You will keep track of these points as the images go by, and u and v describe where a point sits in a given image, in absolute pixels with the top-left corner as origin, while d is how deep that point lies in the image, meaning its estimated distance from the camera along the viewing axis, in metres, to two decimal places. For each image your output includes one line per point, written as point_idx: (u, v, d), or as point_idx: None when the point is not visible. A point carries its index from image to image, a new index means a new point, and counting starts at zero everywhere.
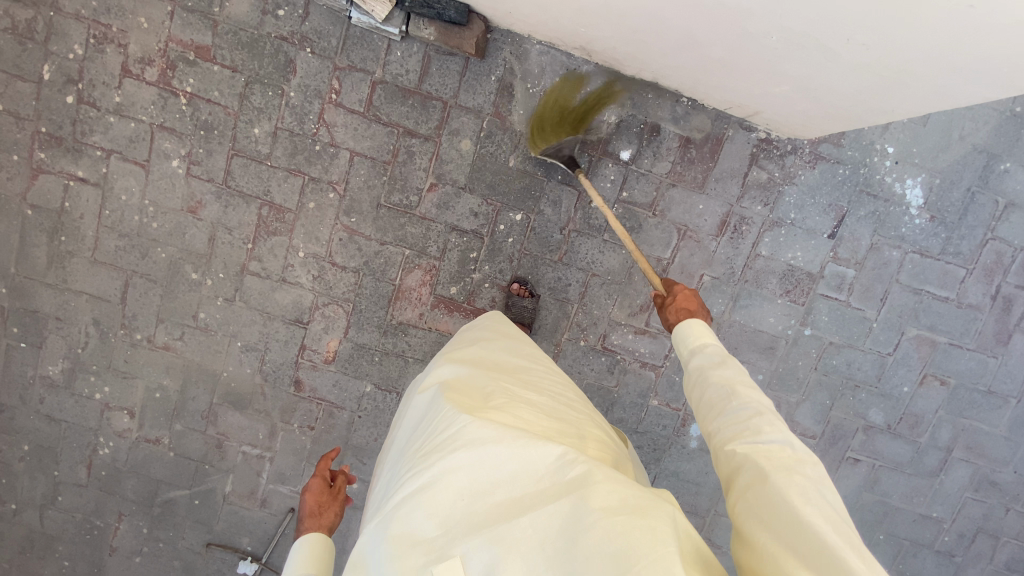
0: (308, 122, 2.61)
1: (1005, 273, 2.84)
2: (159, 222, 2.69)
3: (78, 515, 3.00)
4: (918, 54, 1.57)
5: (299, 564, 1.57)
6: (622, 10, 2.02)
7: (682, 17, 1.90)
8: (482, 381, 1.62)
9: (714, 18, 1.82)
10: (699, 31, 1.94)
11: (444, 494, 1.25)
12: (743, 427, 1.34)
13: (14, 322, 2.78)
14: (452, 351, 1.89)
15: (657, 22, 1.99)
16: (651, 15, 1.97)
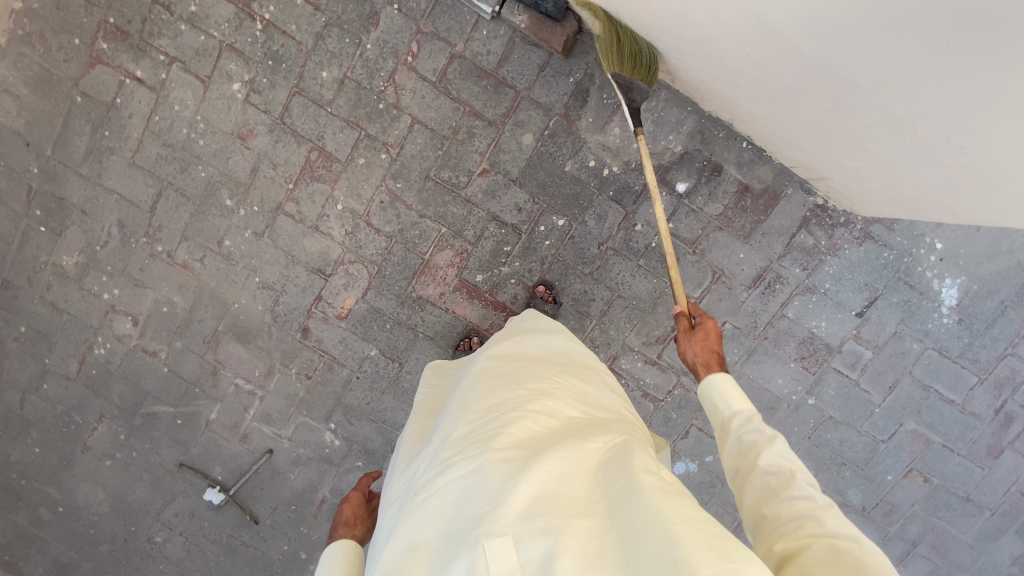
0: (377, 79, 2.56)
1: (1014, 390, 2.86)
2: (206, 141, 2.65)
3: (59, 407, 3.00)
4: (1008, 169, 1.55)
5: (332, 573, 1.59)
6: (723, 45, 1.98)
7: (785, 69, 1.86)
8: (526, 375, 1.59)
9: (816, 79, 1.78)
10: (795, 87, 1.91)
11: (489, 475, 1.18)
12: (802, 517, 1.20)
13: (38, 204, 2.74)
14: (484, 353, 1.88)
15: (756, 66, 1.96)
16: (751, 58, 1.93)
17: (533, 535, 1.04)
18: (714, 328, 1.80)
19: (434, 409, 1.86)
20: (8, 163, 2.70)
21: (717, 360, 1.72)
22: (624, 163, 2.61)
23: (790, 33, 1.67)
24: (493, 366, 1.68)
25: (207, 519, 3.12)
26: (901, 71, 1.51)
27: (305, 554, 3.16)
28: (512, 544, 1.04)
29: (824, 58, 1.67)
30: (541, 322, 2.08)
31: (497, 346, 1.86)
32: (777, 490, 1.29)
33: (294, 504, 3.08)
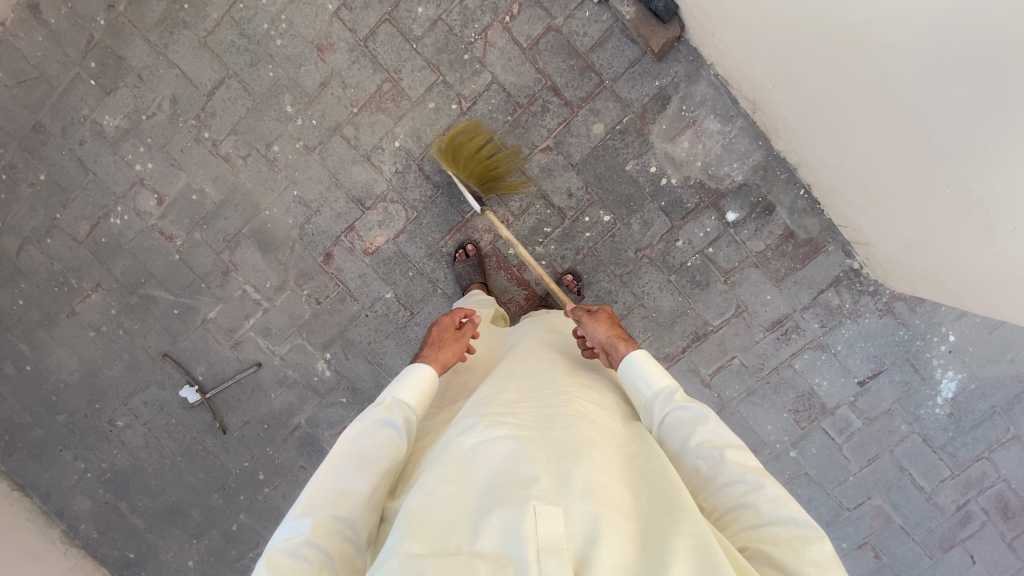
0: (470, 29, 2.54)
1: (980, 492, 2.88)
2: (284, 43, 2.60)
3: (57, 265, 2.91)
4: None
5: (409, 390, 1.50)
6: (826, 83, 1.98)
7: (880, 126, 1.87)
8: (571, 376, 1.65)
9: (909, 142, 1.80)
10: (883, 145, 1.92)
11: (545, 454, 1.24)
12: (738, 507, 1.24)
13: (94, 57, 2.65)
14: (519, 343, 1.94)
15: (845, 126, 2.03)
16: (845, 114, 1.98)
17: (587, 516, 1.09)
18: (608, 310, 1.89)
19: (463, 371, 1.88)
20: (75, 7, 2.62)
21: (623, 331, 1.76)
22: (683, 177, 2.63)
23: (904, 88, 1.66)
24: (540, 356, 1.73)
25: (175, 416, 3.07)
26: (997, 149, 1.50)
27: (263, 476, 3.11)
28: (566, 517, 1.08)
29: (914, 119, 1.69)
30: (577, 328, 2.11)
31: (535, 337, 1.93)
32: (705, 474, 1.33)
33: (267, 423, 3.04)
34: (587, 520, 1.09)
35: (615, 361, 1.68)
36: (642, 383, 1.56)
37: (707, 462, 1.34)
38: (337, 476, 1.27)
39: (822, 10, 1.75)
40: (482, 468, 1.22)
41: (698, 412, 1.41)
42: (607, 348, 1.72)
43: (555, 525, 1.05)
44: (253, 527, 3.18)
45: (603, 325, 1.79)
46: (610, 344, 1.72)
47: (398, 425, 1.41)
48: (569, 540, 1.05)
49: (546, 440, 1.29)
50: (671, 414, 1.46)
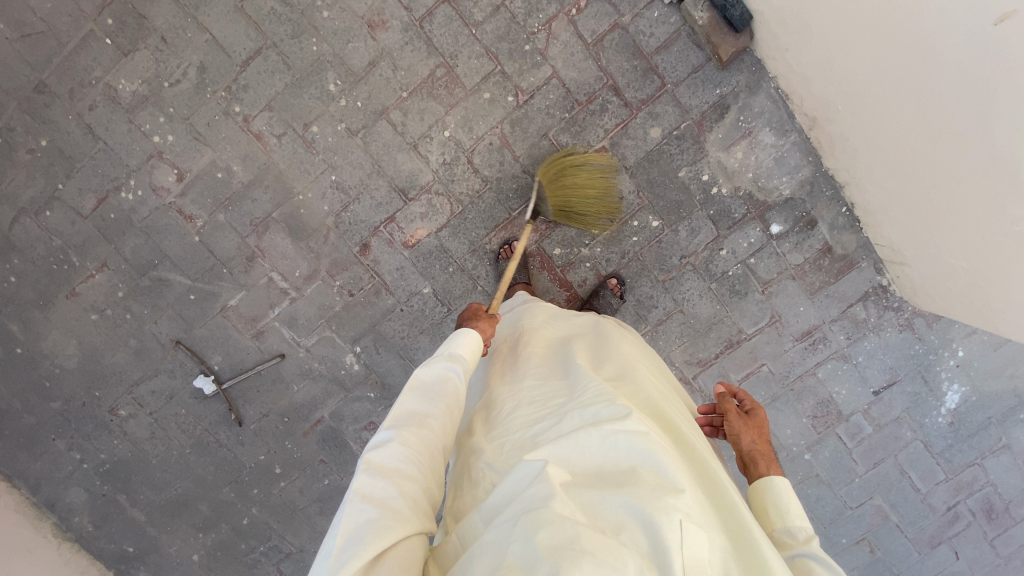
0: (533, 19, 2.43)
1: (969, 495, 3.12)
2: (331, 16, 2.42)
3: (56, 241, 2.65)
4: None
5: (460, 345, 1.64)
6: (886, 117, 2.10)
7: (958, 154, 1.89)
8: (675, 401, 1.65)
9: (965, 173, 1.91)
10: (943, 170, 2.00)
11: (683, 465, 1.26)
12: None
13: (113, 14, 2.41)
14: (625, 340, 1.93)
15: (903, 154, 2.14)
16: (903, 144, 2.10)
17: (721, 545, 1.12)
18: (767, 421, 1.65)
19: (559, 349, 1.86)
20: None
21: (773, 456, 1.55)
22: (733, 187, 2.64)
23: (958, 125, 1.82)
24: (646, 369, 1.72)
25: (186, 406, 2.88)
26: None
27: (279, 470, 2.99)
28: (705, 538, 1.10)
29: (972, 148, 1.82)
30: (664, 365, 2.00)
31: (630, 343, 1.92)
32: None
33: (287, 416, 2.90)
34: (720, 549, 1.11)
35: (756, 475, 1.48)
36: (783, 514, 1.37)
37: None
38: (412, 408, 1.40)
39: (897, 41, 1.87)
40: (621, 462, 1.23)
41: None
42: (746, 461, 1.53)
43: (699, 545, 1.07)
44: (265, 521, 3.06)
45: (750, 434, 1.58)
46: (749, 458, 1.53)
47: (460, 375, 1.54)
48: (708, 563, 1.07)
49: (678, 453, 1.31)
50: (808, 561, 1.23)
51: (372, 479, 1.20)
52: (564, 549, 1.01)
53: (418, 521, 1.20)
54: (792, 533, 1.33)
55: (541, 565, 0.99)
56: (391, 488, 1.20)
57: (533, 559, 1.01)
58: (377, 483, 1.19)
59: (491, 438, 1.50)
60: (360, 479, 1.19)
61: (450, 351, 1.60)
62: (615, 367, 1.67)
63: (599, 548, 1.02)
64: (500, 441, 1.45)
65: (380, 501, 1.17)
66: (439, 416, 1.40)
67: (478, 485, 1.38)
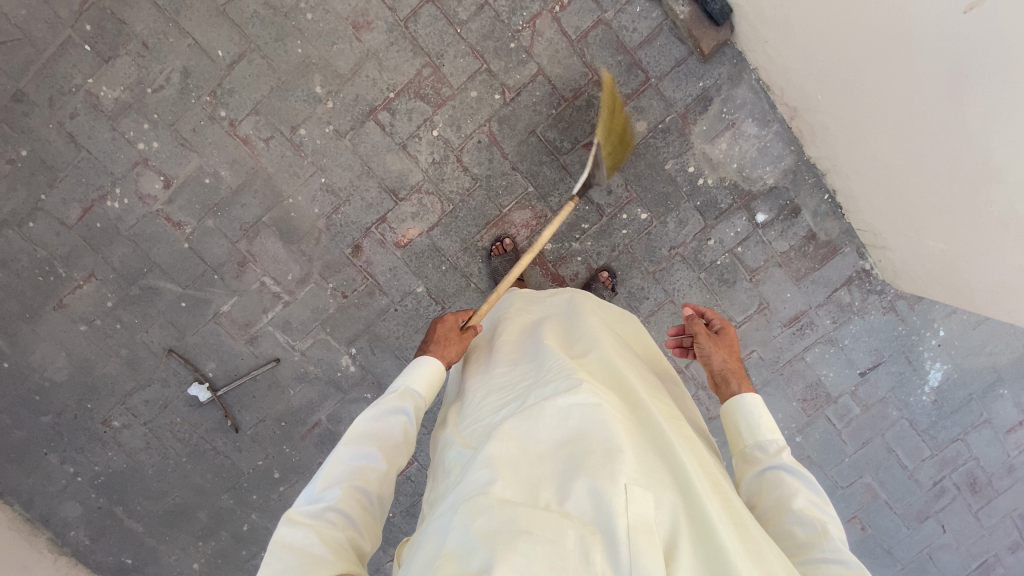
0: (518, 16, 2.45)
1: (954, 470, 3.22)
2: (315, 18, 2.41)
3: (41, 252, 2.61)
4: None
5: (420, 379, 1.65)
6: (861, 103, 2.16)
7: (928, 134, 1.97)
8: (641, 369, 1.67)
9: (937, 153, 1.98)
10: (915, 151, 2.07)
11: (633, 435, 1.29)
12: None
13: (92, 20, 2.38)
14: (597, 314, 1.94)
15: (877, 139, 2.21)
16: (877, 128, 2.17)
17: (668, 507, 1.16)
18: (734, 337, 1.78)
19: (530, 331, 1.89)
20: None
21: (743, 370, 1.67)
22: (719, 178, 2.68)
23: (928, 106, 1.89)
24: (611, 341, 1.74)
25: (181, 415, 2.86)
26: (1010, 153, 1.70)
27: (278, 474, 2.98)
28: (649, 500, 1.14)
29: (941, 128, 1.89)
30: (643, 334, 2.04)
31: (602, 316, 1.94)
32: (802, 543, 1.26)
33: (285, 420, 2.89)
34: (666, 511, 1.15)
35: (727, 392, 1.60)
36: (754, 430, 1.47)
37: (809, 531, 1.27)
38: (356, 457, 1.42)
39: (869, 27, 1.92)
40: (573, 435, 1.28)
41: (820, 497, 1.34)
42: (719, 379, 1.64)
43: (643, 508, 1.12)
44: (266, 527, 3.05)
45: (718, 350, 1.70)
46: (721, 376, 1.65)
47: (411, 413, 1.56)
48: (652, 522, 1.12)
49: (630, 424, 1.34)
50: (781, 474, 1.37)
51: (290, 529, 1.25)
52: (500, 532, 1.09)
53: (341, 563, 1.22)
54: (762, 446, 1.44)
55: (478, 550, 1.07)
56: (312, 536, 1.24)
57: (471, 544, 1.08)
58: (297, 533, 1.25)
59: (460, 426, 1.54)
60: (282, 529, 1.25)
61: (404, 387, 1.62)
62: (580, 345, 1.70)
63: (536, 527, 1.10)
64: (467, 427, 1.50)
65: (303, 550, 1.21)
66: (378, 470, 1.43)
67: (446, 473, 1.43)
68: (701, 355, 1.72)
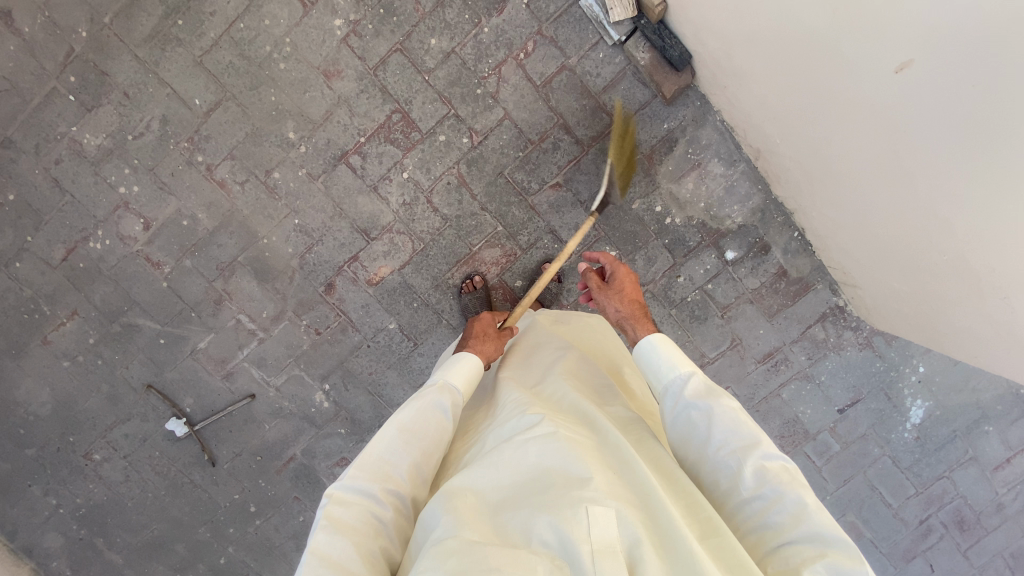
0: (483, 64, 2.52)
1: (940, 508, 3.14)
2: (288, 67, 2.51)
3: (28, 291, 2.71)
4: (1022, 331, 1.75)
5: (458, 373, 1.68)
6: (818, 149, 2.16)
7: (873, 176, 1.97)
8: (600, 389, 1.70)
9: (890, 198, 1.97)
10: (867, 194, 2.07)
11: (594, 456, 1.29)
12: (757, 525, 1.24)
13: (75, 72, 2.49)
14: (558, 343, 1.97)
15: (830, 179, 2.22)
16: (831, 170, 2.18)
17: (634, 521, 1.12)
18: (625, 275, 1.92)
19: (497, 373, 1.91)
20: (54, 17, 2.46)
21: (636, 309, 1.83)
22: (686, 217, 2.70)
23: (879, 159, 1.89)
24: (569, 366, 1.77)
25: (160, 449, 2.91)
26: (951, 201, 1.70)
27: (254, 508, 3.00)
28: (613, 516, 1.10)
29: (890, 176, 1.89)
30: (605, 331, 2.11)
31: (554, 339, 2.00)
32: (728, 488, 1.31)
33: (260, 455, 2.93)
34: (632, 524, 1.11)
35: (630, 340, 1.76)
36: (661, 375, 1.56)
37: (726, 473, 1.32)
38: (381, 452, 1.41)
39: (815, 76, 1.93)
40: (534, 469, 1.26)
41: (748, 437, 1.32)
42: (619, 326, 1.83)
43: (608, 525, 1.09)
44: (242, 560, 3.06)
45: (611, 296, 1.90)
46: (620, 323, 1.83)
47: (446, 406, 1.56)
48: (617, 540, 1.08)
49: (590, 446, 1.33)
50: (689, 414, 1.44)
51: (324, 541, 1.23)
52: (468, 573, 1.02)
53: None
54: (670, 391, 1.52)
55: None
56: (348, 548, 1.23)
57: None
58: (328, 545, 1.22)
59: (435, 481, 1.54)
60: (318, 538, 1.23)
61: (444, 382, 1.63)
62: (542, 377, 1.73)
63: (506, 563, 1.04)
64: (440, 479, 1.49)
65: (341, 566, 1.20)
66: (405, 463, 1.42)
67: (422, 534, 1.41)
68: (601, 309, 1.92)
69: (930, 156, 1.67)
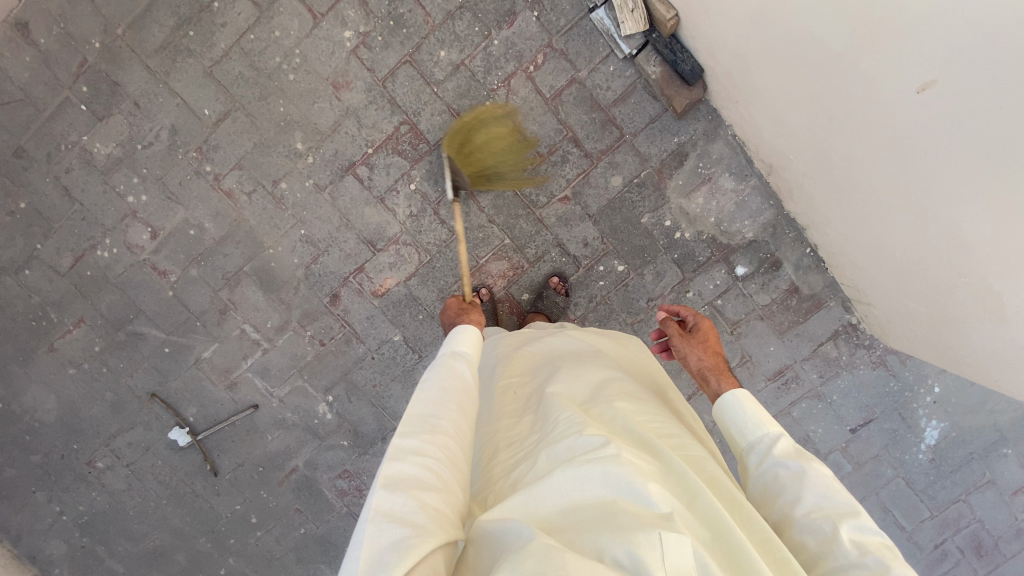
0: (493, 76, 2.51)
1: (956, 532, 3.06)
2: (297, 78, 2.51)
3: (35, 298, 2.71)
4: None
5: (469, 345, 1.62)
6: (834, 166, 2.12)
7: (898, 194, 1.90)
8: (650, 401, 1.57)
9: (911, 220, 1.91)
10: (887, 215, 2.02)
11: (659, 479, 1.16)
12: None
13: (87, 81, 2.51)
14: (594, 350, 1.85)
15: (847, 198, 2.17)
16: (848, 187, 2.13)
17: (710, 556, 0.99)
18: (711, 329, 1.73)
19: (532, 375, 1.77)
20: (67, 27, 2.47)
21: (722, 364, 1.65)
22: (696, 232, 2.66)
23: (899, 180, 1.84)
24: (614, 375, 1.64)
25: (162, 458, 2.90)
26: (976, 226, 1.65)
27: (255, 519, 2.98)
28: (692, 545, 0.98)
29: (912, 198, 1.84)
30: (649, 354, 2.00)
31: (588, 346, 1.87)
32: (818, 556, 1.16)
33: (262, 465, 2.91)
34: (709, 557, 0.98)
35: (713, 393, 1.58)
36: (744, 431, 1.44)
37: (818, 539, 1.17)
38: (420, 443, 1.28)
39: (831, 96, 1.90)
40: (597, 491, 1.13)
41: (844, 504, 1.19)
42: (699, 379, 1.64)
43: (686, 555, 0.96)
44: (242, 572, 3.03)
45: (697, 345, 1.70)
46: (702, 375, 1.64)
47: (470, 381, 1.50)
48: (696, 570, 0.96)
49: (651, 466, 1.20)
50: (777, 473, 1.31)
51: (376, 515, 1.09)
52: None
53: (441, 536, 1.12)
54: (753, 445, 1.40)
55: None
56: (412, 504, 1.12)
57: None
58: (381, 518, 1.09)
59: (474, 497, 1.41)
60: (378, 495, 1.11)
61: (462, 356, 1.57)
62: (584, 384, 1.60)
63: None
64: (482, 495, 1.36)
65: (404, 520, 1.10)
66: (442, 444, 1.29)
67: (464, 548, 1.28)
68: (679, 356, 1.73)
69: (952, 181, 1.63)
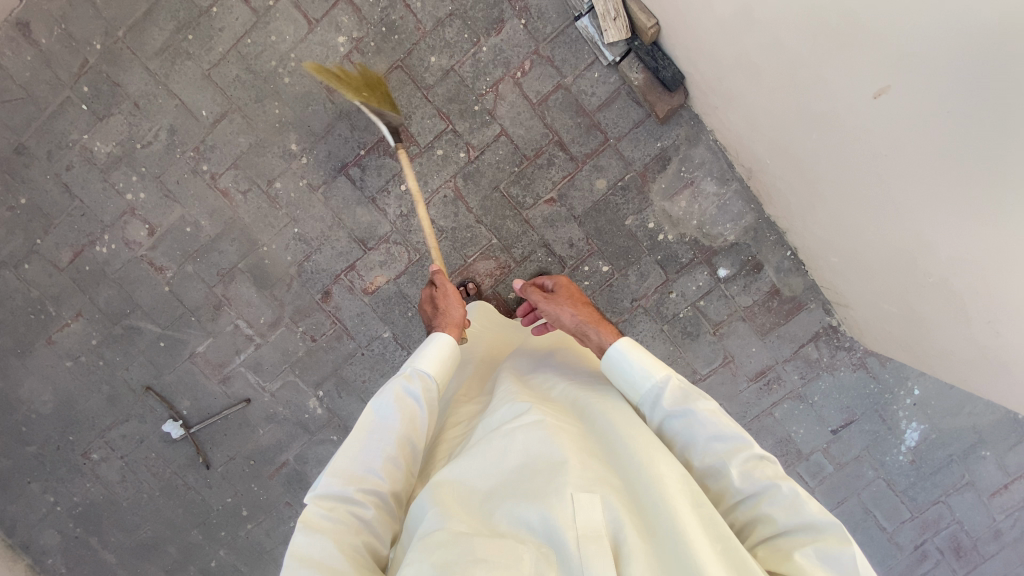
0: (481, 82, 2.59)
1: (936, 533, 3.10)
2: (292, 81, 2.59)
3: (35, 291, 2.79)
4: (1002, 355, 1.78)
5: (427, 359, 1.62)
6: (808, 170, 2.19)
7: (864, 195, 1.97)
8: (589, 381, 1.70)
9: (876, 220, 1.98)
10: (855, 216, 2.09)
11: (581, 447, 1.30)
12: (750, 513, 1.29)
13: (89, 82, 2.59)
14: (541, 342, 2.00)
15: (820, 201, 2.24)
16: (820, 190, 2.20)
17: (618, 506, 1.15)
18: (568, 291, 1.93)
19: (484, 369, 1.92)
20: (70, 30, 2.56)
21: (592, 315, 1.78)
22: (679, 234, 2.73)
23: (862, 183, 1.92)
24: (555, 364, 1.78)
25: (156, 450, 2.96)
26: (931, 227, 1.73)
27: (246, 512, 3.03)
28: (598, 502, 1.15)
29: (876, 200, 1.91)
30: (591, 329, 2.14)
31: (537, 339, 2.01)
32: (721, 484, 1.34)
33: (253, 459, 2.97)
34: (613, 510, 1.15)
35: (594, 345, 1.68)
36: (635, 385, 1.52)
37: (717, 473, 1.35)
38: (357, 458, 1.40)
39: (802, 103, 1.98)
40: (522, 457, 1.28)
41: (734, 439, 1.33)
42: (579, 334, 1.75)
43: (591, 512, 1.12)
44: (232, 564, 3.08)
45: (563, 307, 1.84)
46: (581, 330, 1.74)
47: (419, 396, 1.54)
48: (602, 525, 1.12)
49: (575, 437, 1.35)
50: (675, 423, 1.43)
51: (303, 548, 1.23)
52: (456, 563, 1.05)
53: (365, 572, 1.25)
54: (649, 400, 1.49)
55: None
56: (328, 545, 1.24)
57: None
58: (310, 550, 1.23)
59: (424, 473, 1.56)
60: (296, 541, 1.24)
61: (410, 372, 1.59)
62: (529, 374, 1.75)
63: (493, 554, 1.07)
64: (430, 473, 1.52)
65: (325, 560, 1.22)
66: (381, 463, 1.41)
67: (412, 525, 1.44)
68: (556, 322, 1.84)
69: (909, 185, 1.72)
